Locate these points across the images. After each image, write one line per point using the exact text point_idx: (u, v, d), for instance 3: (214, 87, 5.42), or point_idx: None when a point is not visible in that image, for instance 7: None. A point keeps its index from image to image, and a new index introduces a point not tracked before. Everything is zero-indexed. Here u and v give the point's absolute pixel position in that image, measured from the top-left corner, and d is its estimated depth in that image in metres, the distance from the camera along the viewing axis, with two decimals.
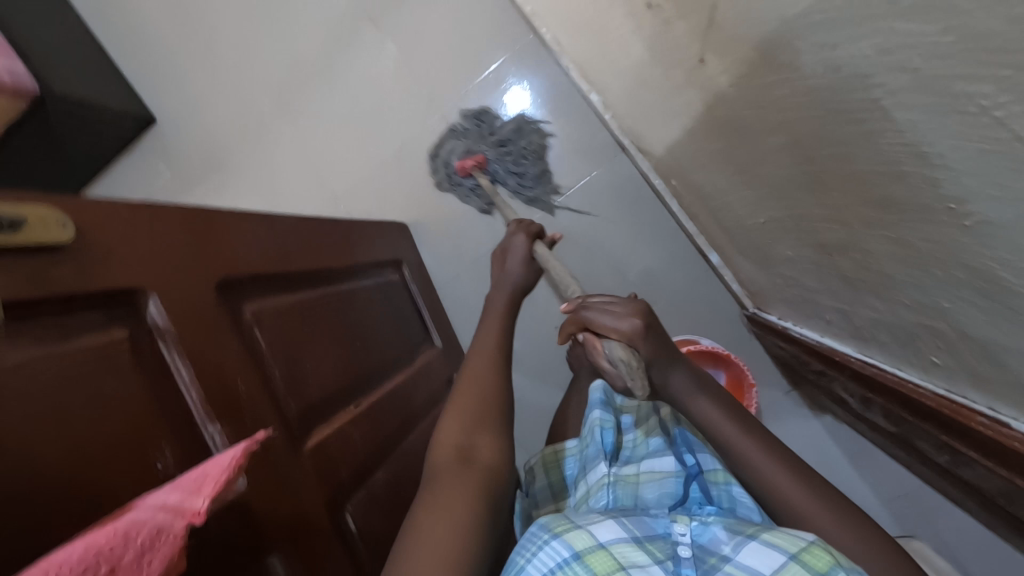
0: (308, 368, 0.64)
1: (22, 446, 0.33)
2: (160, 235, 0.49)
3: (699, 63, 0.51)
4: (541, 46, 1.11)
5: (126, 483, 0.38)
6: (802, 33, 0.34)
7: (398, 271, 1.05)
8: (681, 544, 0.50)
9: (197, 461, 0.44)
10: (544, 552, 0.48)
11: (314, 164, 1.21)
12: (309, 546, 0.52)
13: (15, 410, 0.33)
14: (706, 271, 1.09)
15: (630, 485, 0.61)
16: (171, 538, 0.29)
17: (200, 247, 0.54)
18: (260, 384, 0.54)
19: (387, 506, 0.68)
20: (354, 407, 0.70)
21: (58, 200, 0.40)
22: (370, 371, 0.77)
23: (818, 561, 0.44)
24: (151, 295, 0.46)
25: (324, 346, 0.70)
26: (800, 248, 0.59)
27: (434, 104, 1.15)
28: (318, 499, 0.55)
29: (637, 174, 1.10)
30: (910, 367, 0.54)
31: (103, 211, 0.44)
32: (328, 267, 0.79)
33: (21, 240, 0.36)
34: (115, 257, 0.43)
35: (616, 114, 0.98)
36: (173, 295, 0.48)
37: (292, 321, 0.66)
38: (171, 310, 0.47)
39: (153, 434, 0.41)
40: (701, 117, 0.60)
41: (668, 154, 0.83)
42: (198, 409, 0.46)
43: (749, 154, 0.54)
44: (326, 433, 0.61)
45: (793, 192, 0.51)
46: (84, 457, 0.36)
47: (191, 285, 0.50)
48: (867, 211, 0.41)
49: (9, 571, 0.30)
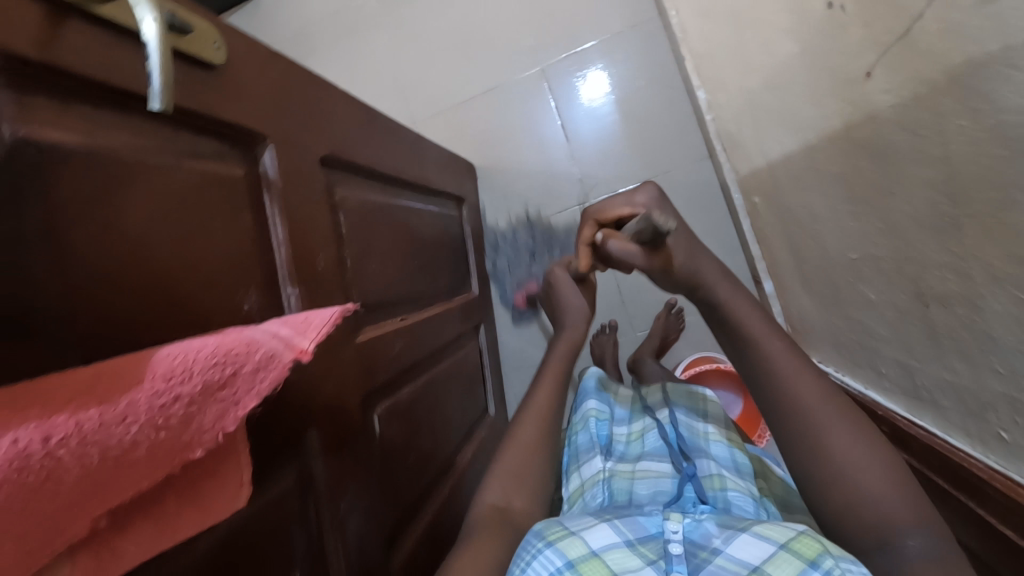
0: (374, 268, 0.64)
1: (141, 241, 0.33)
2: (286, 91, 0.49)
3: (861, 77, 0.50)
4: (662, 30, 1.09)
5: (217, 311, 0.38)
6: (1015, 61, 0.33)
7: (459, 208, 1.04)
8: (672, 542, 0.49)
9: (273, 315, 0.45)
10: (539, 560, 0.46)
11: (403, 81, 1.21)
12: (342, 431, 0.53)
13: (141, 203, 0.33)
14: (753, 297, 1.09)
15: (625, 480, 0.68)
16: (282, 364, 0.28)
17: (315, 117, 0.54)
18: (336, 266, 0.54)
19: (407, 421, 0.69)
20: (402, 319, 0.70)
21: (216, 22, 0.40)
22: (419, 291, 0.78)
23: (808, 550, 0.43)
24: (268, 144, 0.46)
25: (390, 252, 0.70)
26: (889, 291, 0.58)
27: (538, 56, 1.14)
28: (357, 391, 0.56)
29: (716, 183, 1.10)
30: (964, 438, 0.54)
31: (247, 47, 0.44)
32: (409, 180, 0.79)
33: (186, 46, 0.36)
34: (248, 95, 0.43)
35: (718, 117, 0.98)
36: (286, 152, 0.48)
37: (370, 219, 0.66)
38: (282, 166, 0.47)
39: (245, 275, 0.42)
40: (832, 134, 0.59)
41: (765, 167, 0.84)
42: (283, 268, 0.46)
43: (877, 181, 0.53)
44: (375, 334, 0.62)
45: (914, 230, 0.50)
46: (189, 272, 0.36)
47: (301, 150, 0.50)
48: (1003, 264, 0.40)
49: (115, 351, 0.31)
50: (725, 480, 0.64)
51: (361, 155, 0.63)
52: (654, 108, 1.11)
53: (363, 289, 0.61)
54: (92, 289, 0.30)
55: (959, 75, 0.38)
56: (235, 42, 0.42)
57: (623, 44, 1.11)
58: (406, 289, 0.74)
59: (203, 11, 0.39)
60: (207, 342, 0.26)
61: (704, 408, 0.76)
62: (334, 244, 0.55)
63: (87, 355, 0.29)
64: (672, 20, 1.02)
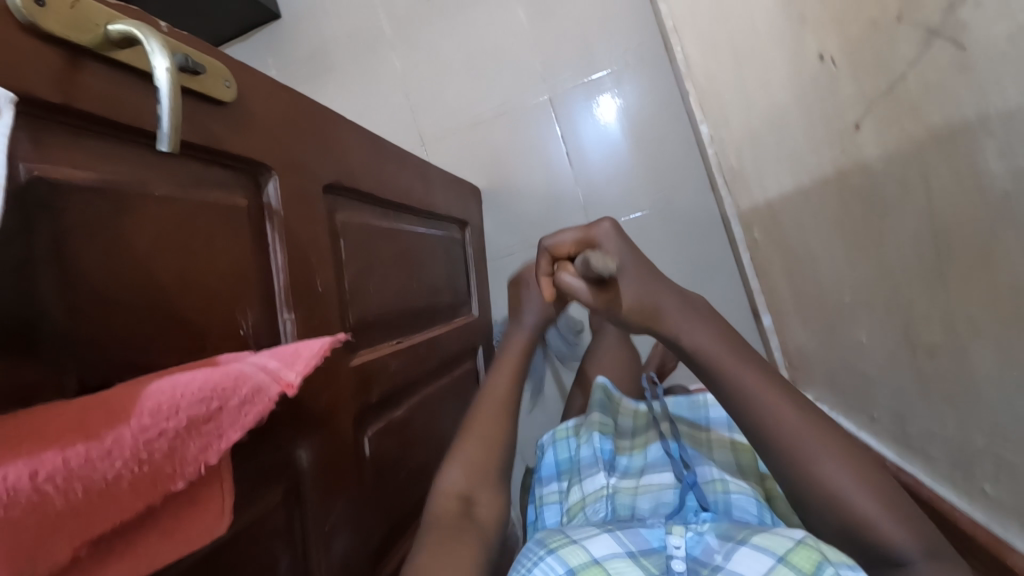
0: (372, 291, 0.66)
1: (145, 268, 0.35)
2: (294, 124, 0.52)
3: (851, 128, 0.51)
4: (668, 63, 1.12)
5: (216, 336, 0.39)
6: (993, 130, 0.34)
7: (462, 232, 1.06)
8: (675, 557, 0.49)
9: (270, 339, 0.46)
10: (540, 567, 0.49)
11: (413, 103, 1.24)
12: (331, 452, 0.54)
13: (147, 232, 0.35)
14: (752, 330, 1.09)
15: (627, 496, 0.65)
16: (265, 398, 0.30)
17: (321, 148, 0.56)
18: (334, 291, 0.55)
19: (399, 442, 0.69)
20: (398, 342, 0.71)
21: (227, 61, 0.42)
22: (418, 314, 0.79)
23: (808, 562, 0.43)
24: (272, 175, 0.47)
25: (389, 275, 0.71)
26: (881, 336, 0.58)
27: (547, 85, 1.17)
28: (348, 413, 0.57)
29: (717, 215, 1.11)
30: (952, 489, 0.53)
31: (256, 83, 0.46)
32: (413, 205, 0.81)
33: (196, 84, 0.38)
34: (255, 129, 0.45)
35: (721, 151, 0.99)
36: (289, 182, 0.49)
37: (371, 243, 0.67)
38: (285, 197, 0.48)
39: (246, 302, 0.43)
40: (826, 179, 0.60)
41: (765, 203, 0.84)
42: (281, 293, 0.48)
43: (867, 229, 0.53)
44: (371, 356, 0.63)
45: (902, 279, 0.50)
46: (190, 298, 0.38)
47: (304, 179, 0.52)
48: (986, 322, 0.40)
49: (113, 377, 0.32)
50: (729, 484, 0.62)
51: (364, 181, 0.65)
52: (658, 139, 1.13)
53: (359, 312, 0.62)
54: (92, 315, 0.31)
55: (942, 136, 0.39)
56: (244, 78, 0.45)
57: (629, 77, 1.13)
58: (405, 312, 0.75)
59: (214, 51, 0.41)
60: (200, 377, 0.28)
61: (702, 416, 0.77)
62: (333, 270, 0.56)
63: (86, 381, 0.30)
64: (677, 55, 1.04)
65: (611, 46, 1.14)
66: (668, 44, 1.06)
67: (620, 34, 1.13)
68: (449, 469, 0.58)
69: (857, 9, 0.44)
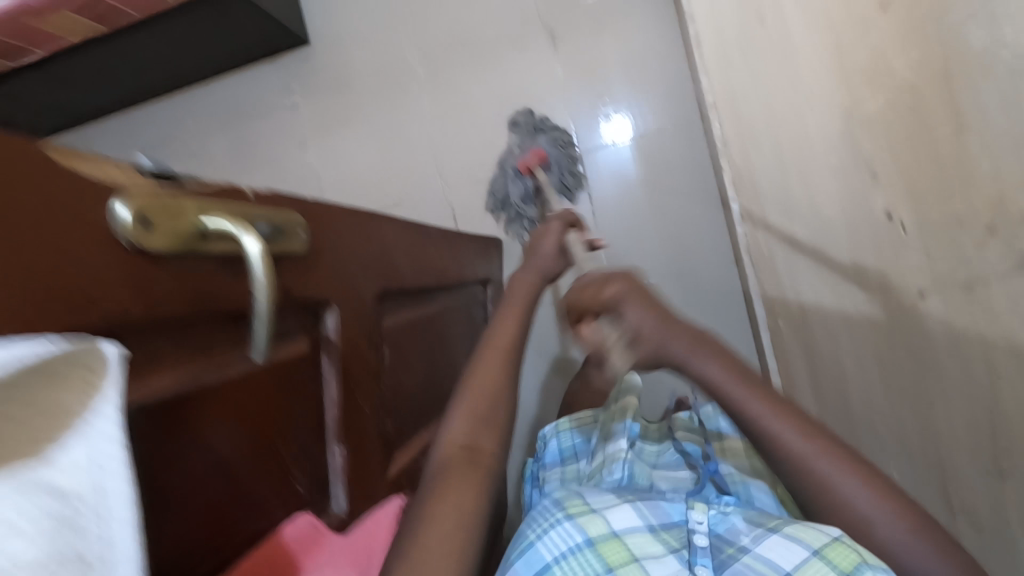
0: (407, 387, 0.65)
1: (221, 457, 0.34)
2: (352, 243, 0.50)
3: (917, 294, 0.50)
4: (701, 133, 1.11)
5: (277, 504, 0.39)
6: None
7: (485, 290, 1.04)
8: (698, 532, 0.55)
9: (321, 480, 0.45)
10: (557, 533, 0.52)
11: (438, 144, 1.21)
12: None
13: (222, 420, 0.34)
14: None
15: (644, 468, 0.71)
16: None
17: (374, 258, 0.55)
18: (376, 405, 0.54)
19: None
20: (427, 431, 0.70)
21: (299, 205, 0.41)
22: (445, 394, 0.78)
23: (842, 560, 0.47)
24: (331, 307, 0.46)
25: (422, 363, 0.70)
26: (916, 481, 0.59)
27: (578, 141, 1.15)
28: None
29: (738, 290, 1.11)
30: None
31: (322, 217, 0.45)
32: (447, 282, 0.80)
33: (279, 246, 0.37)
34: (320, 266, 0.44)
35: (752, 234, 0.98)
36: (345, 308, 0.48)
37: (409, 336, 0.66)
38: (342, 327, 0.47)
39: (303, 453, 0.42)
40: (876, 319, 0.59)
41: (797, 302, 0.84)
42: (333, 428, 0.46)
43: (921, 388, 0.53)
44: (405, 459, 0.62)
45: (953, 449, 0.50)
46: (257, 472, 0.37)
47: (359, 299, 0.51)
48: None
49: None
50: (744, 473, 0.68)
51: (408, 276, 0.64)
52: (684, 204, 1.12)
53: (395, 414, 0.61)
54: (168, 523, 0.30)
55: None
56: (313, 215, 0.43)
57: (661, 141, 1.13)
58: (433, 396, 0.74)
59: (291, 199, 0.40)
60: None
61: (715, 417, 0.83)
62: (376, 384, 0.55)
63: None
64: (715, 130, 1.03)
65: (645, 108, 1.13)
66: (705, 116, 1.05)
67: (655, 97, 1.12)
68: (449, 415, 0.55)
69: (936, 192, 0.44)
